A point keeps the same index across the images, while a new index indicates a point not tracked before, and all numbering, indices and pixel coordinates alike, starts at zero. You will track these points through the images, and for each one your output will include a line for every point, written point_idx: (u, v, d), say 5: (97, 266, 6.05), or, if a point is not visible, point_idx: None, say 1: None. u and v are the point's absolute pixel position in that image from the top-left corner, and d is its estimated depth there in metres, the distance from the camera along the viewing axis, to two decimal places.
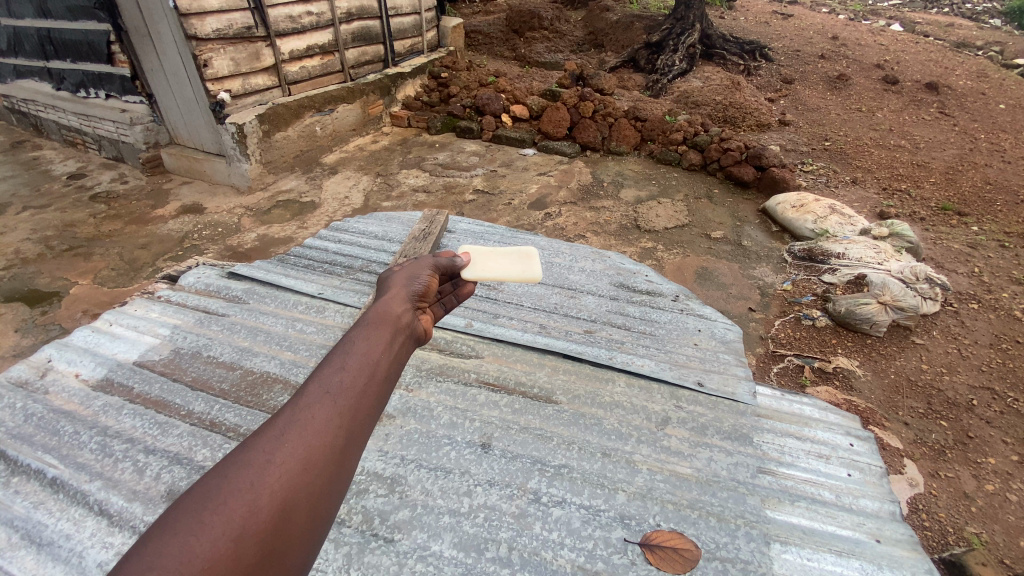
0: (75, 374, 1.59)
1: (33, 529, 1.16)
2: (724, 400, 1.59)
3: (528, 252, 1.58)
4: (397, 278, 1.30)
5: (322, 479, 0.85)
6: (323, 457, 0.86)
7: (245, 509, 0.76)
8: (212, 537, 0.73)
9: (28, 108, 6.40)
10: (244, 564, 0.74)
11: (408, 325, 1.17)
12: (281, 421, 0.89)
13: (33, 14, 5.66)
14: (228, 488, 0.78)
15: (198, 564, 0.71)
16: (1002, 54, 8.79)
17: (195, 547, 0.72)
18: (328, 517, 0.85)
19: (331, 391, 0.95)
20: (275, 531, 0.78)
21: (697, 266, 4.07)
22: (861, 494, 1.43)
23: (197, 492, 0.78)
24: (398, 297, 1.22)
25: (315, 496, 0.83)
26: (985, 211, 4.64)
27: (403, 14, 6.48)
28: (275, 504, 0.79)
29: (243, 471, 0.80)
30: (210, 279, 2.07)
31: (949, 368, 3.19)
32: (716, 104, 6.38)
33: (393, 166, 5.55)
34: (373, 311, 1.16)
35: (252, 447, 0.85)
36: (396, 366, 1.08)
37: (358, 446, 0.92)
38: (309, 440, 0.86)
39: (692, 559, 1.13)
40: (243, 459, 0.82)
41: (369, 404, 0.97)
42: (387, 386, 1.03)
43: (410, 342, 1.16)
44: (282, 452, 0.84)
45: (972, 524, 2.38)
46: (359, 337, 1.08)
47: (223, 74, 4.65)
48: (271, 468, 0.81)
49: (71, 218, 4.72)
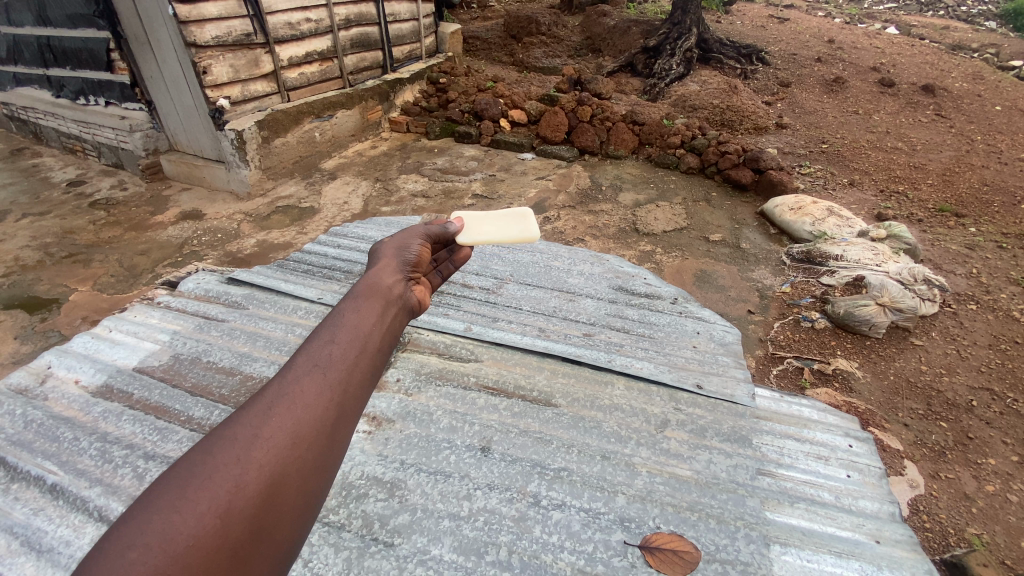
0: (76, 380, 1.60)
1: (33, 536, 1.16)
2: (723, 401, 1.60)
3: (522, 214, 1.69)
4: (388, 250, 1.37)
5: (313, 454, 0.89)
6: (311, 431, 0.91)
7: (231, 485, 0.80)
8: (196, 514, 0.76)
9: (27, 116, 6.42)
10: (230, 540, 0.77)
11: (399, 296, 1.24)
12: (270, 396, 0.94)
13: (32, 22, 5.69)
14: (216, 463, 0.82)
15: (183, 541, 0.74)
16: (997, 56, 8.85)
17: (178, 525, 0.75)
18: (320, 489, 0.89)
19: (321, 364, 1.00)
20: (264, 506, 0.81)
21: (695, 268, 4.08)
22: (861, 495, 1.43)
23: (182, 470, 0.81)
24: (388, 270, 1.29)
25: (306, 470, 0.88)
26: (982, 213, 4.66)
27: (401, 21, 6.53)
28: (263, 478, 0.83)
29: (230, 446, 0.84)
30: (211, 284, 2.08)
31: (948, 369, 3.19)
32: (713, 108, 6.42)
33: (392, 171, 5.58)
34: (364, 284, 1.23)
35: (240, 422, 0.89)
36: (388, 337, 1.14)
37: (349, 419, 0.97)
38: (297, 413, 0.91)
39: (692, 562, 1.13)
40: (230, 434, 0.87)
41: (359, 377, 1.02)
42: (379, 358, 1.09)
43: (402, 313, 1.23)
44: (270, 426, 0.88)
45: (972, 524, 2.38)
46: (351, 310, 1.14)
47: (223, 81, 4.67)
48: (259, 443, 0.86)
49: (71, 225, 4.73)
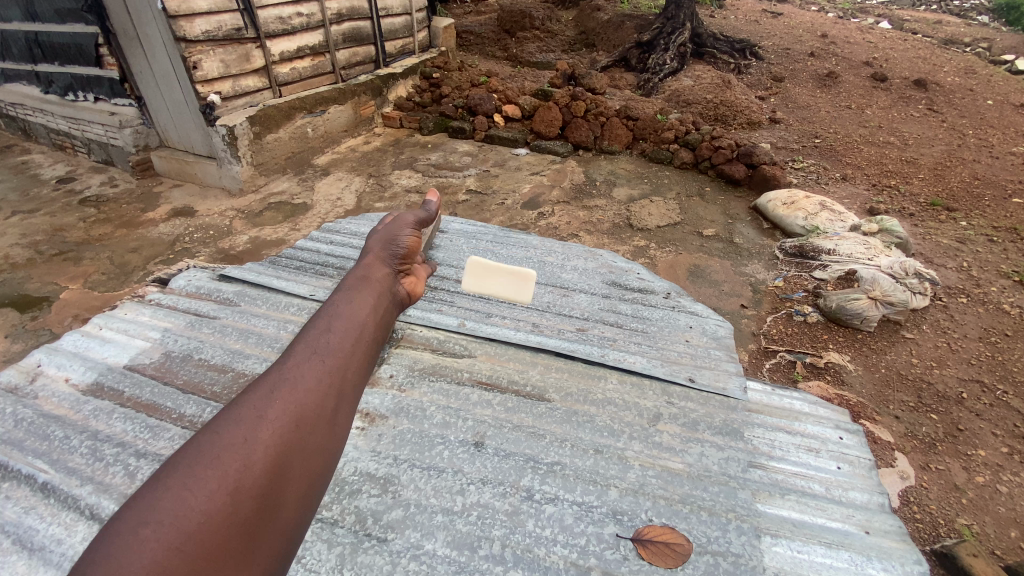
0: (66, 378, 1.59)
1: (24, 534, 1.16)
2: (715, 395, 1.60)
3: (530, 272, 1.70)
4: (374, 244, 1.43)
5: (314, 437, 0.96)
6: (311, 415, 0.97)
7: (239, 464, 0.85)
8: (207, 492, 0.81)
9: (15, 112, 6.34)
10: (240, 515, 0.82)
11: (388, 291, 1.33)
12: (270, 383, 1.00)
13: (19, 17, 5.62)
14: (222, 445, 0.87)
15: (196, 516, 0.78)
16: (989, 51, 8.89)
17: (190, 502, 0.79)
18: (323, 469, 0.95)
19: (319, 353, 1.07)
20: (270, 484, 0.87)
21: (688, 263, 4.09)
22: (851, 486, 1.44)
23: (189, 452, 0.86)
24: (376, 265, 1.36)
25: (308, 451, 0.94)
26: (973, 206, 4.70)
27: (394, 15, 6.48)
28: (269, 458, 0.89)
29: (235, 428, 0.90)
30: (202, 281, 2.06)
31: (939, 361, 3.22)
32: (707, 103, 6.42)
33: (385, 167, 5.55)
34: (355, 279, 1.31)
35: (243, 407, 0.94)
36: (380, 328, 1.23)
37: (347, 406, 1.04)
38: (298, 397, 0.98)
39: (683, 554, 1.14)
40: (235, 417, 0.92)
41: (355, 366, 1.09)
42: (372, 349, 1.17)
43: (392, 307, 1.31)
44: (272, 410, 0.94)
45: (962, 515, 2.41)
46: (345, 302, 1.21)
47: (213, 76, 4.62)
48: (263, 425, 0.91)
49: (60, 222, 4.68)
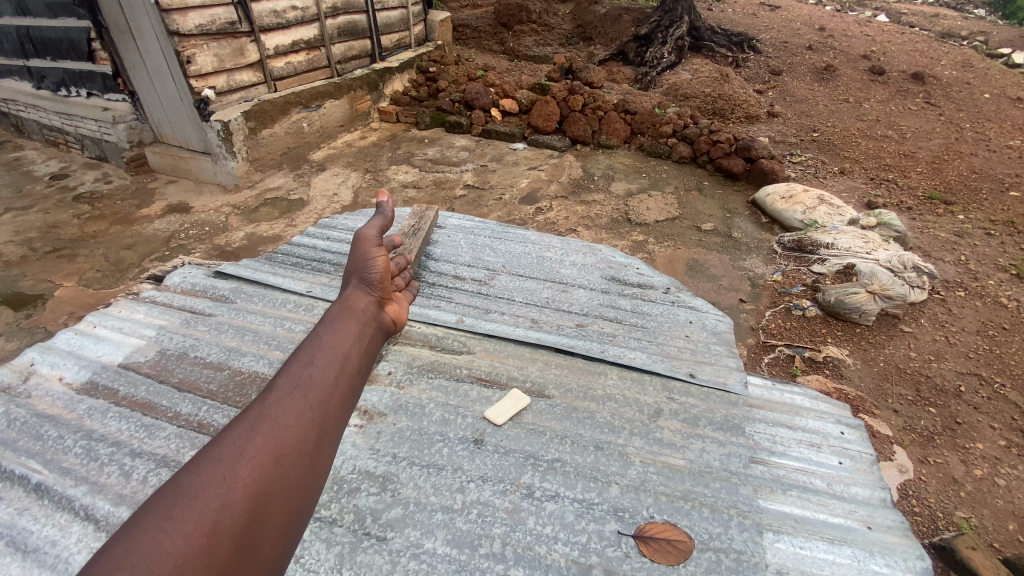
0: (59, 377, 1.56)
1: (18, 536, 1.14)
2: (715, 391, 1.59)
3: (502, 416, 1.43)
4: (352, 267, 1.41)
5: (296, 473, 0.93)
6: (294, 449, 0.95)
7: (217, 503, 0.83)
8: (183, 533, 0.78)
9: (7, 108, 6.26)
10: (218, 558, 0.79)
11: (373, 318, 1.32)
12: (251, 418, 0.97)
13: (10, 12, 5.54)
14: (201, 483, 0.84)
15: (170, 560, 0.75)
16: (986, 44, 8.87)
17: (165, 545, 0.76)
18: (305, 506, 0.93)
19: (302, 385, 1.05)
20: (250, 523, 0.84)
21: (687, 258, 4.08)
22: (853, 481, 1.44)
23: (166, 493, 0.83)
24: (357, 292, 1.35)
25: (290, 488, 0.92)
26: (971, 200, 4.69)
27: (389, 8, 6.42)
28: (249, 496, 0.86)
29: (214, 466, 0.87)
30: (197, 278, 2.03)
31: (937, 354, 3.23)
32: (705, 96, 6.39)
33: (382, 162, 5.50)
34: (339, 306, 1.29)
35: (223, 444, 0.92)
36: (365, 357, 1.21)
37: (331, 440, 1.01)
38: (280, 432, 0.95)
39: (686, 551, 1.13)
40: (215, 455, 0.89)
41: (338, 399, 1.07)
42: (357, 379, 1.14)
43: (377, 334, 1.30)
44: (253, 446, 0.92)
45: (961, 508, 2.42)
46: (328, 331, 1.20)
47: (207, 70, 4.57)
48: (243, 462, 0.89)
49: (54, 219, 4.63)
